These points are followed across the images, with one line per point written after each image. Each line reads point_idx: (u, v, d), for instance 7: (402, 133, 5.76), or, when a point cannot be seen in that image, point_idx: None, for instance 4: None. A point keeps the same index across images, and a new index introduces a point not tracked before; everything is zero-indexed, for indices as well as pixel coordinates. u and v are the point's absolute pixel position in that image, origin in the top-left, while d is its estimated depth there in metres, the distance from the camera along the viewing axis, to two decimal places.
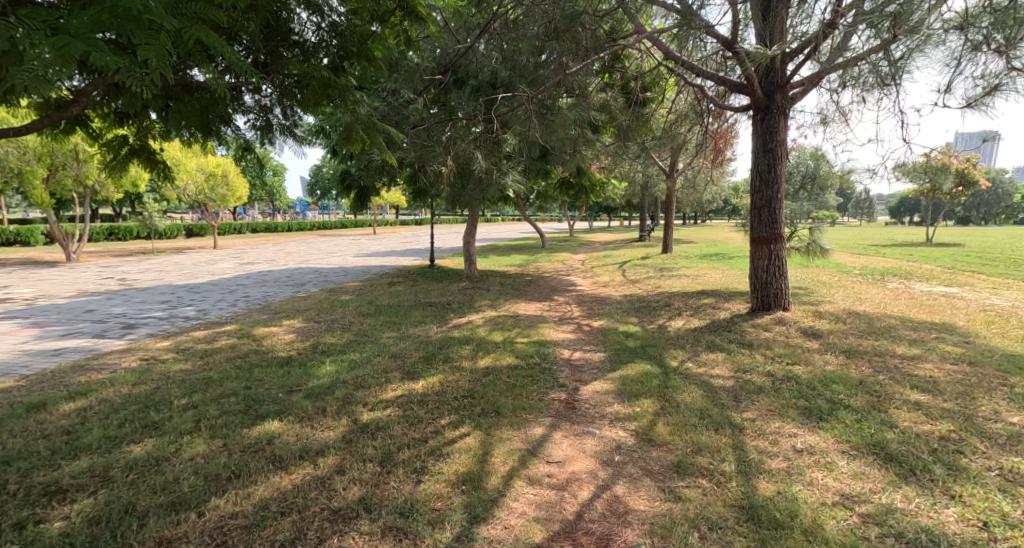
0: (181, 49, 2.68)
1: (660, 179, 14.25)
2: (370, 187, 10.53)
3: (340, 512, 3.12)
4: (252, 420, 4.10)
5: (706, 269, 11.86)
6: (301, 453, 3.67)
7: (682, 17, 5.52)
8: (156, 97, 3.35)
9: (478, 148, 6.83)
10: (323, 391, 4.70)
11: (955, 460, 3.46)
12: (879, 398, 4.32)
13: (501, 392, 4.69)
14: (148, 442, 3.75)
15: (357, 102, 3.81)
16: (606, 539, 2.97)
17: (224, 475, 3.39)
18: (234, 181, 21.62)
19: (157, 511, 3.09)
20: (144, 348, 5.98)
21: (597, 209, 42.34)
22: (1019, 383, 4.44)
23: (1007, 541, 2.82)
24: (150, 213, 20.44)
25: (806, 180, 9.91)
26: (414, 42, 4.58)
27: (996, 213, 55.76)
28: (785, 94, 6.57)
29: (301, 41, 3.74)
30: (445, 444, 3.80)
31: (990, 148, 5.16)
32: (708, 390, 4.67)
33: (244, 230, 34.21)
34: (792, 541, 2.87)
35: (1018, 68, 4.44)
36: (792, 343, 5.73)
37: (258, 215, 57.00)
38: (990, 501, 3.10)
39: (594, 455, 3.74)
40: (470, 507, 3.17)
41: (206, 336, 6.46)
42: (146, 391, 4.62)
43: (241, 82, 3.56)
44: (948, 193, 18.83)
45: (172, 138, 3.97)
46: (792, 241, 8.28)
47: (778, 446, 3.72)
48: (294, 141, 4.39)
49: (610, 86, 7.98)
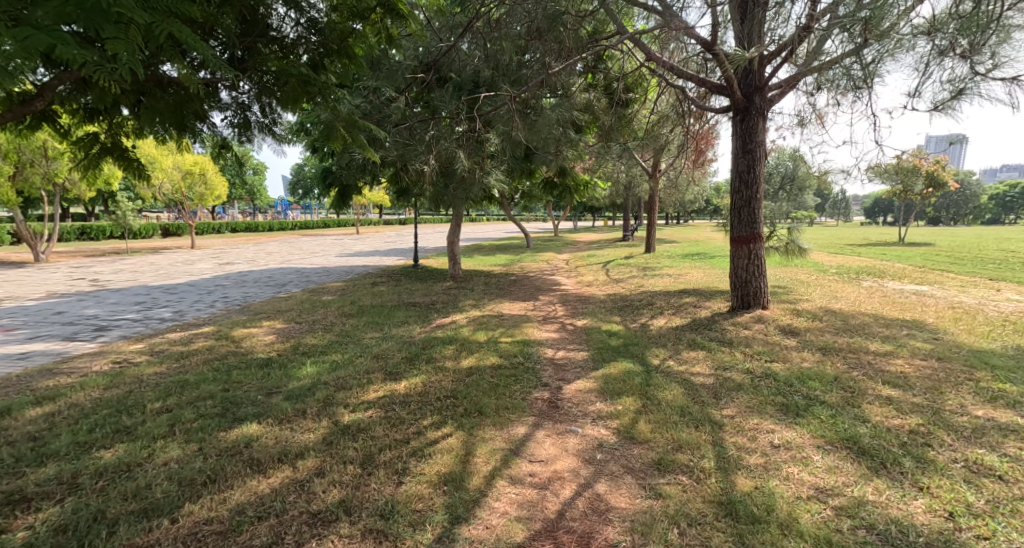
0: (151, 44, 2.64)
1: (643, 178, 14.37)
2: (352, 187, 10.47)
3: (319, 516, 3.10)
4: (229, 423, 4.04)
5: (688, 269, 11.92)
6: (280, 456, 3.63)
7: (663, 18, 5.58)
8: (127, 93, 3.27)
9: (461, 147, 6.85)
10: (303, 392, 4.66)
11: (923, 452, 3.54)
12: (852, 393, 4.41)
13: (484, 392, 4.70)
14: (119, 447, 3.68)
15: (338, 101, 3.79)
16: (587, 537, 2.98)
17: (199, 480, 3.34)
18: (211, 180, 21.26)
19: (128, 518, 3.03)
20: (117, 351, 5.87)
21: (579, 208, 42.47)
22: (984, 378, 4.56)
23: (972, 530, 2.90)
24: (123, 212, 20.01)
25: (786, 180, 10.08)
26: (396, 40, 4.53)
27: (967, 212, 57.13)
28: (763, 96, 6.66)
29: (280, 38, 3.67)
30: (427, 444, 3.80)
31: (957, 151, 5.30)
32: (689, 387, 4.72)
33: (223, 229, 33.71)
34: (768, 535, 2.92)
35: (983, 74, 4.56)
36: (771, 341, 5.81)
37: (236, 214, 56.25)
38: (956, 492, 3.18)
39: (576, 454, 3.76)
40: (451, 507, 3.17)
41: (183, 338, 6.37)
42: (118, 395, 4.53)
43: (217, 79, 3.48)
44: (919, 193, 19.22)
45: (145, 135, 3.88)
46: (771, 240, 8.44)
47: (756, 443, 3.77)
48: (273, 139, 4.34)
49: (593, 87, 7.93)
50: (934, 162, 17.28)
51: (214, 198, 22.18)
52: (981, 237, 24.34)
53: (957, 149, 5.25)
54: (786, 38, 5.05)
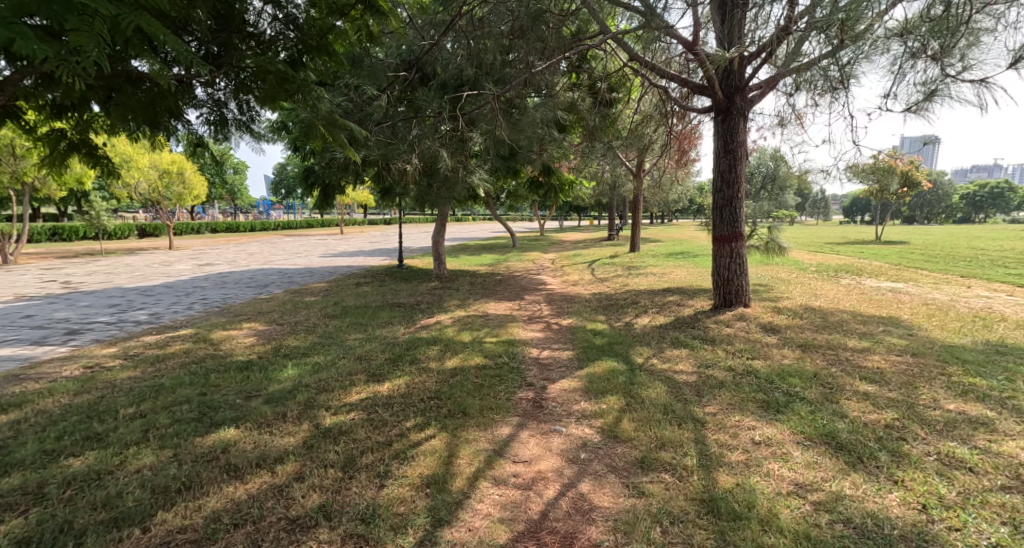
0: (120, 38, 2.57)
1: (627, 178, 14.43)
2: (335, 187, 10.37)
3: (298, 521, 3.05)
4: (206, 428, 3.96)
5: (671, 267, 11.98)
6: (258, 460, 3.57)
7: (644, 18, 5.59)
8: (96, 88, 3.17)
9: (444, 145, 6.79)
10: (283, 395, 4.59)
11: (898, 446, 3.60)
12: (831, 389, 4.47)
13: (469, 392, 4.68)
14: (90, 455, 3.59)
15: (318, 98, 3.74)
16: (570, 537, 2.98)
17: (173, 487, 3.27)
18: (190, 180, 20.90)
19: (96, 528, 2.96)
20: (89, 355, 5.73)
21: (563, 208, 42.55)
22: (956, 372, 4.65)
23: (943, 522, 2.95)
24: (98, 212, 19.56)
25: (768, 180, 10.21)
26: (377, 37, 4.47)
27: (941, 211, 58.46)
28: (744, 96, 6.72)
29: (256, 33, 3.58)
30: (410, 447, 3.76)
31: (931, 151, 5.39)
32: (672, 385, 4.75)
33: (202, 230, 33.22)
34: (749, 532, 2.93)
35: (954, 75, 4.64)
36: (752, 339, 5.86)
37: (216, 214, 55.52)
38: (929, 485, 3.22)
39: (560, 453, 3.75)
40: (434, 510, 3.14)
41: (159, 341, 6.24)
42: (89, 401, 4.42)
43: (192, 76, 3.40)
44: (895, 193, 19.57)
45: (117, 132, 3.77)
46: (752, 239, 8.56)
47: (738, 439, 3.80)
48: (251, 137, 4.27)
49: (578, 86, 7.95)
50: (909, 163, 17.62)
51: (192, 197, 21.86)
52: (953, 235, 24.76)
53: (930, 149, 5.35)
54: (766, 39, 5.08)
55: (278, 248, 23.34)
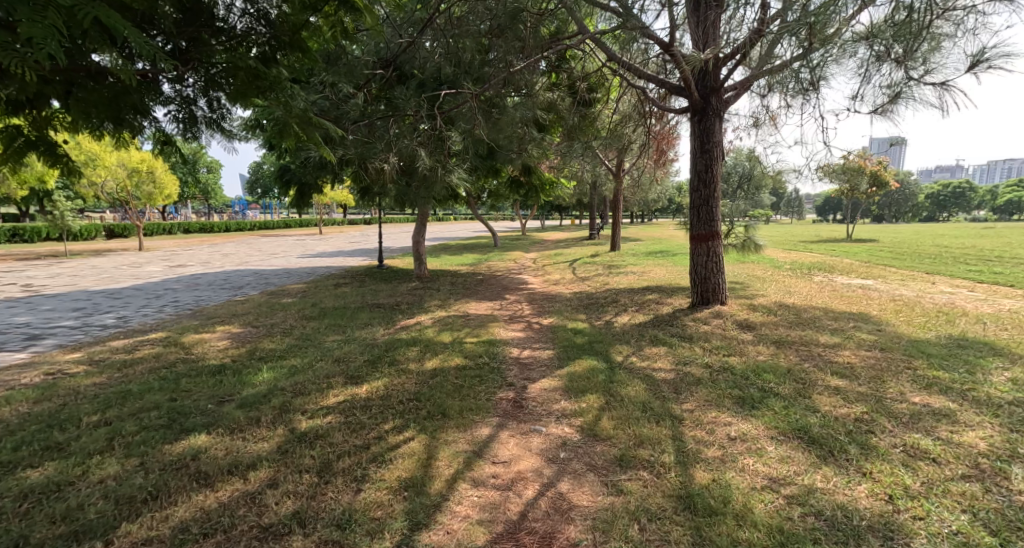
0: (77, 29, 2.49)
1: (606, 178, 14.50)
2: (311, 186, 10.19)
3: (271, 529, 2.98)
4: (175, 435, 3.86)
5: (650, 266, 12.10)
6: (230, 467, 3.48)
7: (621, 18, 5.60)
8: (54, 82, 3.04)
9: (421, 144, 6.71)
10: (257, 399, 4.49)
11: (867, 439, 3.66)
12: (804, 385, 4.54)
13: (448, 393, 4.64)
14: (49, 466, 3.47)
15: (290, 96, 3.65)
16: (549, 537, 2.96)
17: (138, 498, 3.18)
18: (160, 178, 20.39)
19: (54, 543, 2.85)
20: (51, 361, 5.53)
21: (543, 209, 42.65)
22: (921, 366, 4.77)
23: (909, 512, 3.01)
24: (62, 212, 18.95)
25: (744, 179, 10.34)
26: (352, 34, 4.40)
27: (909, 210, 60.01)
28: (720, 96, 6.79)
29: (227, 28, 3.45)
30: (388, 450, 3.70)
31: (897, 151, 5.51)
32: (651, 383, 4.78)
33: (174, 230, 32.53)
34: (724, 526, 2.96)
35: (917, 78, 4.74)
36: (729, 336, 5.93)
37: (189, 213, 54.43)
38: (895, 476, 3.29)
39: (539, 453, 3.74)
40: (412, 514, 3.10)
41: (126, 345, 6.07)
42: (50, 409, 4.27)
43: (158, 72, 3.29)
44: (863, 193, 19.96)
45: (79, 130, 3.62)
46: (729, 238, 8.68)
47: (714, 436, 3.83)
48: (221, 135, 4.15)
49: (557, 86, 7.94)
50: (878, 164, 17.98)
51: (163, 197, 21.35)
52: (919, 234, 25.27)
53: (897, 150, 5.46)
54: (740, 41, 5.12)
55: (253, 248, 22.95)
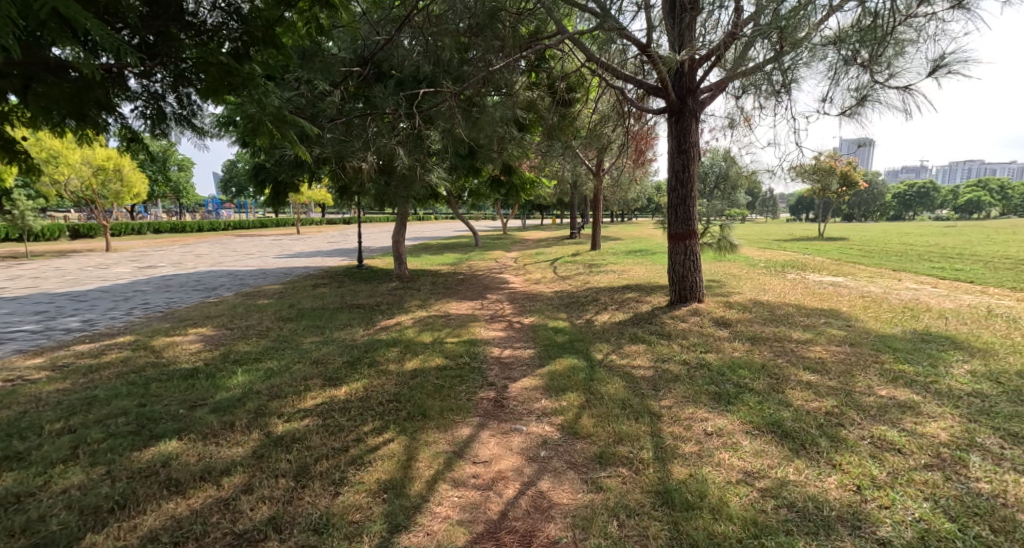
0: (35, 20, 2.41)
1: (586, 178, 14.57)
2: (286, 185, 10.02)
3: (246, 535, 2.92)
4: (144, 441, 3.76)
5: (630, 265, 12.18)
6: (202, 473, 3.40)
7: (599, 19, 5.62)
8: (12, 76, 2.94)
9: (400, 143, 6.63)
10: (231, 404, 4.39)
11: (836, 432, 3.73)
12: (777, 380, 4.60)
13: (428, 394, 4.59)
14: (8, 476, 3.35)
15: (263, 93, 3.57)
16: (529, 536, 2.95)
17: (104, 507, 3.08)
18: (128, 176, 19.84)
19: None
20: (11, 367, 5.33)
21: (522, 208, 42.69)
22: (889, 360, 4.88)
23: (876, 501, 3.06)
24: (22, 212, 18.33)
25: (720, 179, 10.47)
26: (327, 31, 4.32)
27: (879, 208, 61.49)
28: (696, 97, 6.84)
29: (197, 24, 3.37)
30: (366, 452, 3.66)
31: (866, 152, 5.61)
32: (629, 380, 4.79)
33: (144, 230, 31.79)
34: (700, 521, 2.98)
35: (883, 80, 4.83)
36: (706, 333, 5.99)
37: (160, 212, 53.25)
38: (863, 467, 3.35)
39: (519, 452, 3.72)
40: (391, 516, 3.06)
41: (93, 350, 5.89)
42: (10, 417, 4.12)
43: (124, 66, 3.19)
44: (832, 192, 20.36)
45: (38, 126, 3.49)
46: (705, 237, 8.77)
47: (691, 431, 3.86)
48: (192, 132, 4.04)
49: (536, 86, 7.94)
50: (847, 164, 18.35)
51: (131, 195, 20.78)
52: (887, 232, 25.77)
53: (865, 150, 5.56)
54: (715, 43, 5.18)
55: (227, 249, 22.52)
